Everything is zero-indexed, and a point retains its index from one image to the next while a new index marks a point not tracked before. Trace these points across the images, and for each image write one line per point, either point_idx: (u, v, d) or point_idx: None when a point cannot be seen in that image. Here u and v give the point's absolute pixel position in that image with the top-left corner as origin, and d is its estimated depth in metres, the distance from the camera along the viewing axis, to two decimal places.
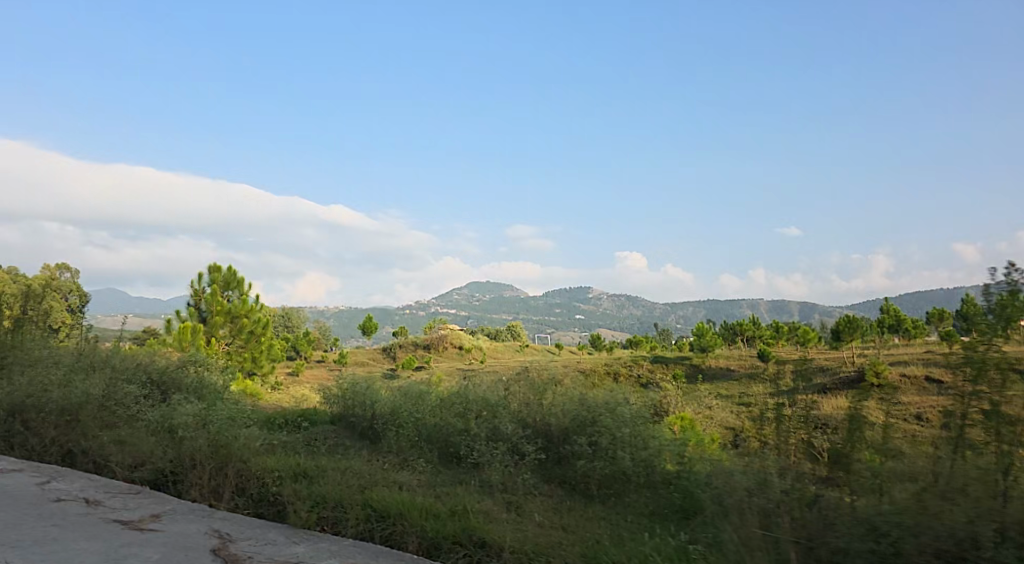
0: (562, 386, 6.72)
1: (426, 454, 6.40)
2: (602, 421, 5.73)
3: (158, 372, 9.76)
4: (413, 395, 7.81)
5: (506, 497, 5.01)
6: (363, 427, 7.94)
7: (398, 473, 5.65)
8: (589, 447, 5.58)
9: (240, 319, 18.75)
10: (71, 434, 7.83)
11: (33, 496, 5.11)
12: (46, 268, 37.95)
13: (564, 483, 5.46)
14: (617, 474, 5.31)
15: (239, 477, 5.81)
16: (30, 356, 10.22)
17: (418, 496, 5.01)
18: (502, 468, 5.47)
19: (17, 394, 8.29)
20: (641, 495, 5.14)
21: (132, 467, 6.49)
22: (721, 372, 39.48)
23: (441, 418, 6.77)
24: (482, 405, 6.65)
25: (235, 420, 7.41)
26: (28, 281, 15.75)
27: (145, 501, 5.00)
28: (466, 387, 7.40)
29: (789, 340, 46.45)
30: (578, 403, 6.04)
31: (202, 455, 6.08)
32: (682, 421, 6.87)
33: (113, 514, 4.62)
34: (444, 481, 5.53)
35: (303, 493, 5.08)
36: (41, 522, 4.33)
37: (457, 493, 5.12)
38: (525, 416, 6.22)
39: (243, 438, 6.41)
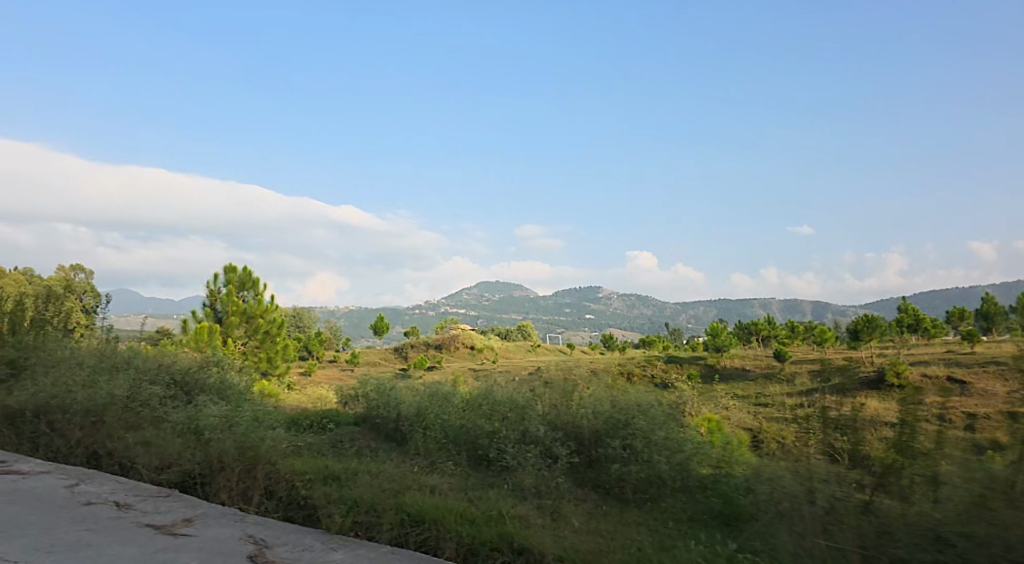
0: (589, 387, 6.59)
1: (454, 457, 6.30)
2: (637, 424, 5.59)
3: (179, 373, 9.75)
4: (438, 395, 7.74)
5: (541, 502, 4.91)
6: (388, 428, 7.88)
7: (427, 476, 5.55)
8: (624, 450, 5.45)
9: (255, 320, 18.81)
10: (97, 434, 7.83)
11: (63, 498, 5.07)
12: (60, 269, 38.26)
13: (598, 487, 5.35)
14: (652, 478, 5.18)
15: (269, 480, 5.76)
16: (51, 356, 10.25)
17: (451, 500, 4.92)
18: (536, 471, 5.36)
19: (43, 395, 8.34)
20: (677, 500, 5.02)
21: (158, 469, 6.47)
22: (736, 372, 39.15)
23: (469, 420, 6.68)
24: (510, 407, 6.52)
25: (260, 421, 7.38)
26: (47, 282, 15.84)
27: (176, 505, 4.94)
28: (491, 388, 7.30)
29: (805, 340, 45.96)
30: (610, 406, 5.90)
31: (230, 457, 6.03)
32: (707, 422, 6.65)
33: (145, 518, 4.56)
34: (476, 485, 5.43)
35: (335, 497, 5.02)
36: (73, 526, 4.27)
37: (491, 497, 5.02)
38: (555, 418, 6.07)
39: (270, 440, 6.36)
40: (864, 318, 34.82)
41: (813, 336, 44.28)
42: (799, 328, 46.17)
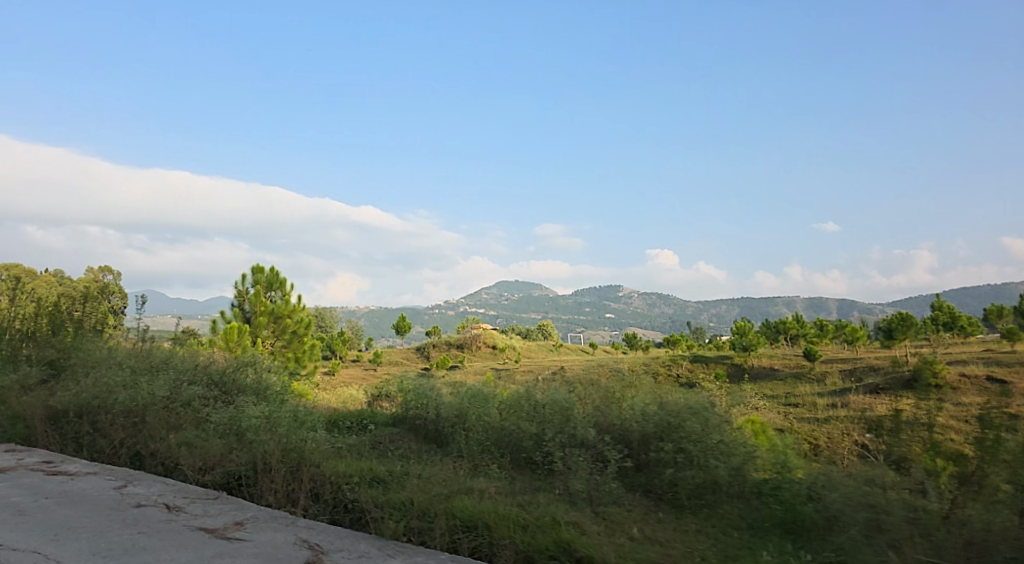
0: (633, 391, 6.45)
1: (497, 460, 6.19)
2: (689, 427, 5.42)
3: (216, 373, 9.80)
4: (479, 397, 7.66)
5: (594, 508, 4.79)
6: (428, 429, 7.82)
7: (474, 480, 5.45)
8: (677, 454, 5.29)
9: (283, 320, 18.93)
10: (139, 435, 7.88)
11: (114, 501, 5.06)
12: (91, 270, 39.23)
13: (650, 492, 5.21)
14: (708, 483, 5.03)
15: (315, 483, 5.71)
16: (89, 357, 10.37)
17: (501, 505, 4.81)
18: (587, 474, 5.23)
19: (85, 396, 8.41)
20: (734, 506, 4.87)
21: (201, 470, 6.47)
22: (764, 372, 38.55)
23: (511, 422, 6.56)
24: (555, 409, 6.38)
25: (300, 421, 7.35)
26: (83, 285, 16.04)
27: (225, 507, 4.91)
28: (532, 390, 7.18)
29: (835, 339, 44.99)
30: (660, 408, 5.74)
31: (275, 459, 6.00)
32: (754, 424, 6.44)
33: (196, 521, 4.52)
34: (523, 489, 5.32)
35: (382, 500, 4.95)
36: (127, 530, 4.25)
37: (541, 502, 4.91)
38: (601, 421, 5.92)
39: (312, 442, 6.33)
40: (898, 315, 34.01)
41: (843, 335, 43.42)
42: (828, 327, 45.30)
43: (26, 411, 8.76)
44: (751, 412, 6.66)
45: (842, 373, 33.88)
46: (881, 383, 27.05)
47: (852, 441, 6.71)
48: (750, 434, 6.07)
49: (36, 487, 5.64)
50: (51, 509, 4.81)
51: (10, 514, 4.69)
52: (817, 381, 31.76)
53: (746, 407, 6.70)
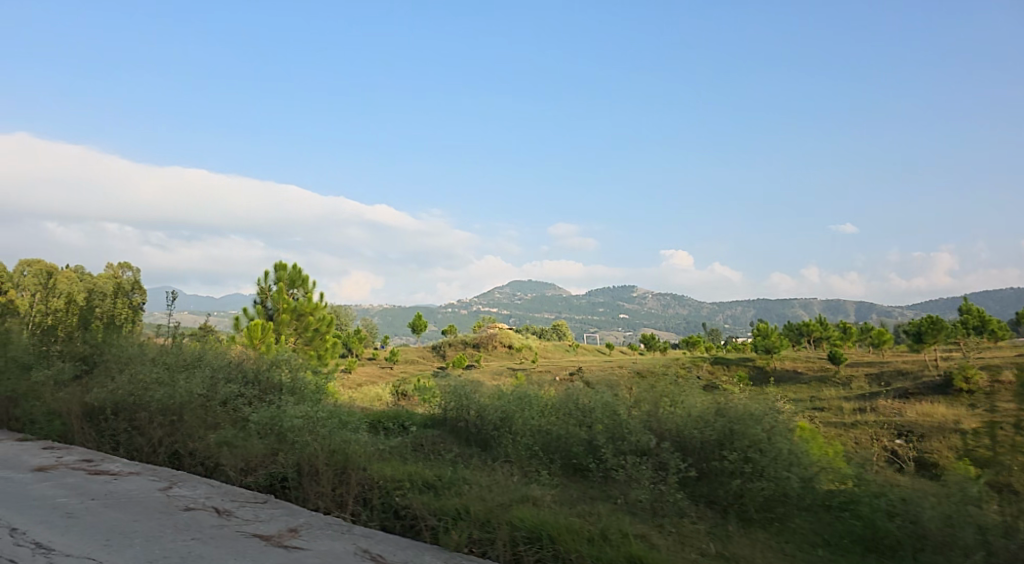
0: (679, 388, 6.13)
1: (546, 466, 5.98)
2: (754, 434, 5.14)
3: (248, 372, 9.68)
4: (520, 398, 7.43)
5: (660, 521, 4.58)
6: (469, 432, 7.64)
7: (529, 487, 5.25)
8: (743, 463, 5.02)
9: (306, 317, 18.86)
10: (178, 434, 7.79)
11: (161, 503, 4.93)
12: (110, 267, 39.46)
13: (714, 504, 4.99)
14: (778, 495, 4.80)
15: (362, 487, 5.55)
16: (121, 353, 10.32)
17: (562, 515, 4.61)
18: (649, 483, 4.99)
19: (121, 392, 8.33)
20: (805, 521, 4.65)
21: (243, 471, 6.33)
22: (788, 376, 37.86)
23: (559, 426, 6.33)
24: (604, 412, 6.13)
25: (340, 423, 7.19)
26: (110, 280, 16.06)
27: (277, 512, 4.77)
28: (576, 391, 6.95)
29: (860, 340, 44.25)
30: (719, 413, 5.48)
31: (318, 461, 5.82)
32: (802, 430, 5.85)
33: (249, 527, 4.37)
34: (580, 498, 5.12)
35: (436, 506, 4.77)
36: (181, 536, 4.12)
37: (601, 513, 4.71)
38: (657, 425, 5.68)
39: (355, 442, 6.18)
40: (927, 319, 33.19)
41: (868, 338, 42.56)
42: (852, 331, 44.44)
43: (62, 407, 8.70)
44: (797, 417, 6.03)
45: (870, 376, 33.26)
46: (911, 387, 26.34)
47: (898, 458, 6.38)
48: (811, 440, 5.79)
49: (81, 487, 5.54)
50: (99, 511, 4.68)
51: (57, 516, 4.56)
52: (843, 385, 31.22)
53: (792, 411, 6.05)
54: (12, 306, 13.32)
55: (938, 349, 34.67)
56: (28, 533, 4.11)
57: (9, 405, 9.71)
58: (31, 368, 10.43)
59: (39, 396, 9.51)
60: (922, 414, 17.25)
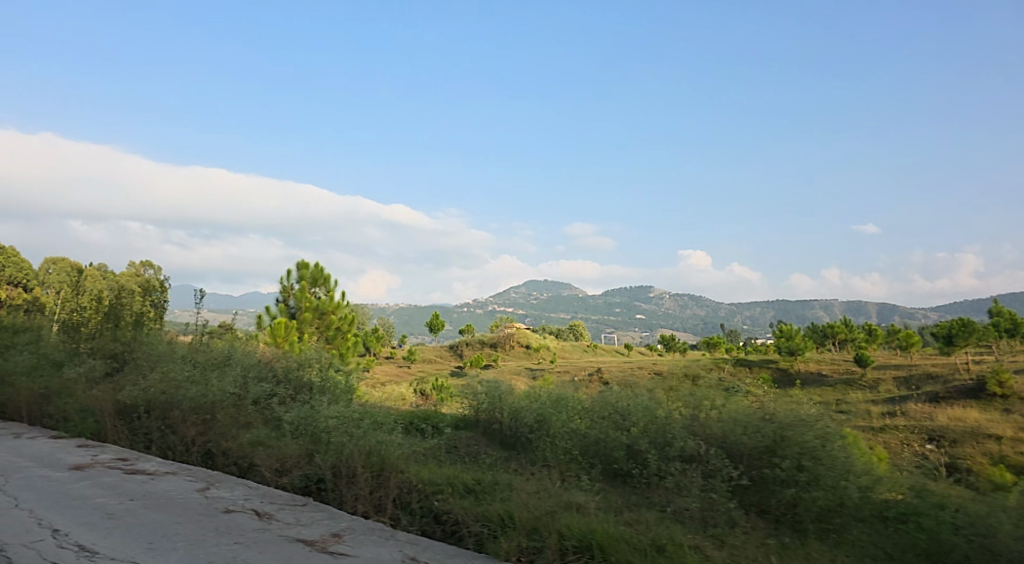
0: (721, 392, 5.93)
1: (586, 470, 5.82)
2: (807, 440, 4.94)
3: (278, 371, 9.63)
4: (553, 399, 7.29)
5: (710, 531, 4.43)
6: (503, 435, 7.51)
7: (572, 492, 5.10)
8: (796, 472, 4.84)
9: (328, 316, 18.88)
10: (210, 433, 7.75)
11: (201, 505, 4.87)
12: (131, 266, 39.85)
13: (765, 514, 4.82)
14: (834, 505, 4.62)
15: (401, 490, 5.46)
16: (151, 352, 10.32)
17: (610, 523, 4.46)
18: (699, 491, 4.82)
19: (153, 390, 8.33)
20: (863, 532, 4.48)
21: (278, 472, 6.26)
22: (813, 378, 37.27)
23: (597, 429, 6.17)
24: (645, 415, 5.96)
25: (374, 424, 7.11)
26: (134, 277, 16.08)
27: (317, 515, 4.69)
28: (613, 393, 6.77)
29: (887, 342, 43.48)
30: (768, 418, 5.28)
31: (354, 463, 5.72)
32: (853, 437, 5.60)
33: (291, 531, 4.29)
34: (625, 505, 4.97)
35: (479, 512, 4.66)
36: (224, 540, 4.05)
37: (650, 521, 4.56)
38: (702, 429, 5.50)
39: (391, 444, 6.08)
40: (958, 320, 32.41)
41: (894, 340, 41.79)
42: (878, 332, 43.67)
43: (95, 405, 8.71)
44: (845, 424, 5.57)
45: (898, 379, 32.62)
46: (942, 390, 25.75)
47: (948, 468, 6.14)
48: (862, 447, 5.58)
49: (119, 487, 5.50)
50: (140, 513, 4.62)
51: (98, 517, 4.50)
52: (870, 388, 30.64)
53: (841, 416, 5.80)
54: (43, 303, 13.41)
55: (969, 352, 33.91)
56: (71, 535, 4.06)
57: (42, 402, 9.75)
58: (63, 365, 10.45)
59: (71, 394, 9.52)
60: (953, 419, 16.85)
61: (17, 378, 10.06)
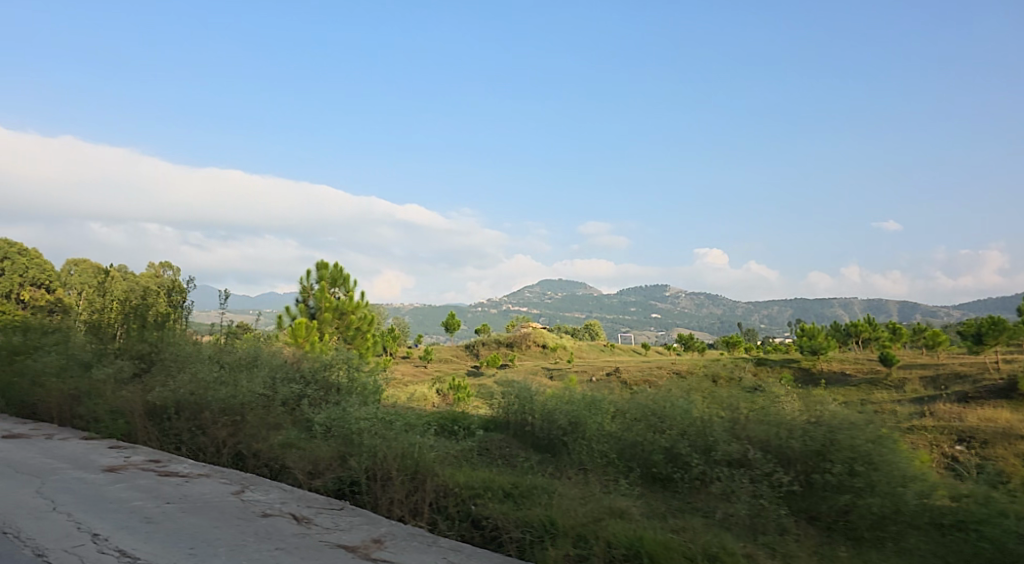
0: (766, 395, 5.74)
1: (625, 474, 5.68)
2: (859, 445, 4.78)
3: (304, 371, 9.60)
4: (584, 401, 7.15)
5: (761, 538, 4.28)
6: (535, 437, 7.40)
7: (613, 496, 4.97)
8: (848, 478, 4.68)
9: (347, 316, 18.88)
10: (241, 434, 7.71)
11: (238, 509, 4.81)
12: (151, 267, 40.31)
13: (816, 521, 4.69)
14: (889, 512, 4.46)
15: (437, 494, 5.37)
16: (178, 352, 10.34)
17: (657, 529, 4.32)
18: (747, 497, 4.67)
19: (182, 391, 8.32)
20: (921, 540, 4.31)
21: (310, 474, 6.17)
22: (836, 376, 36.71)
23: (635, 430, 6.02)
24: (685, 418, 5.79)
25: (405, 425, 7.03)
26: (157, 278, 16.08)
27: (356, 520, 4.61)
28: (648, 394, 6.61)
29: (912, 341, 42.73)
30: (816, 421, 5.11)
31: (389, 467, 5.62)
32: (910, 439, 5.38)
33: (331, 536, 4.22)
34: (669, 511, 4.83)
35: (521, 518, 4.55)
36: (265, 545, 3.99)
37: (699, 527, 4.43)
38: (745, 431, 5.34)
39: (424, 446, 5.98)
40: (987, 319, 31.73)
41: (920, 339, 41.06)
42: (903, 331, 42.89)
43: (125, 406, 8.72)
44: (900, 428, 5.37)
45: (925, 379, 32.02)
46: (971, 390, 25.21)
47: (999, 473, 5.93)
48: (913, 452, 5.38)
49: (155, 490, 5.46)
50: (178, 516, 4.58)
51: (136, 520, 4.46)
52: (896, 388, 30.09)
53: (892, 418, 5.59)
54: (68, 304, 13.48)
55: (998, 351, 33.19)
56: (112, 539, 4.02)
57: (71, 402, 9.79)
58: (91, 366, 10.49)
59: (101, 394, 9.55)
60: (984, 419, 16.44)
61: (46, 379, 10.11)
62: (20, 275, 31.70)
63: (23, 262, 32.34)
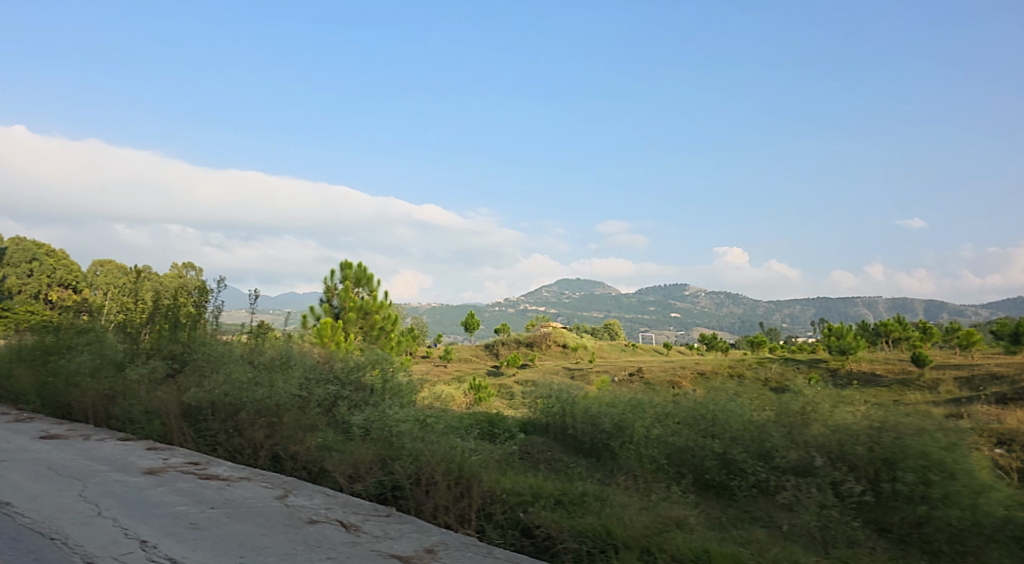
0: (824, 398, 5.48)
1: (677, 481, 5.46)
2: (932, 452, 4.51)
3: (337, 371, 9.50)
4: (629, 403, 6.93)
5: (832, 551, 4.06)
6: (577, 441, 7.22)
7: (669, 504, 4.78)
8: (921, 487, 4.43)
9: (372, 316, 18.82)
10: (277, 436, 7.61)
11: (283, 515, 4.69)
12: (175, 268, 40.93)
13: (887, 533, 4.45)
14: (969, 525, 4.20)
15: (484, 500, 5.21)
16: (210, 352, 10.30)
17: (721, 541, 4.12)
18: (814, 507, 4.48)
19: (217, 393, 8.26)
20: (1005, 555, 4.05)
21: (351, 478, 6.04)
22: (868, 375, 35.98)
23: (685, 434, 5.78)
24: (739, 422, 5.55)
25: (444, 427, 6.88)
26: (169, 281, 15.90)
27: (405, 528, 4.47)
28: (697, 396, 6.37)
29: (945, 340, 41.70)
30: (883, 426, 4.85)
31: (432, 471, 5.45)
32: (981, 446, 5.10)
33: (382, 545, 4.08)
34: (728, 521, 4.62)
35: (576, 528, 4.36)
36: (316, 555, 3.86)
37: (765, 538, 4.23)
38: (805, 438, 5.09)
39: (466, 450, 5.81)
40: None
41: (954, 339, 40.06)
42: (935, 331, 41.91)
43: (159, 406, 8.68)
44: (971, 432, 5.09)
45: (960, 379, 31.21)
46: (1011, 391, 24.43)
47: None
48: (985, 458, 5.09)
49: (197, 494, 5.37)
50: (224, 522, 4.46)
51: (182, 526, 4.36)
52: (930, 390, 29.30)
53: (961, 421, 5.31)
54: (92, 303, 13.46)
55: None
56: (159, 547, 3.92)
57: (106, 403, 9.79)
58: (125, 366, 10.50)
59: (136, 394, 9.55)
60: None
61: (81, 379, 10.12)
62: (48, 275, 32.24)
63: (51, 263, 33.07)
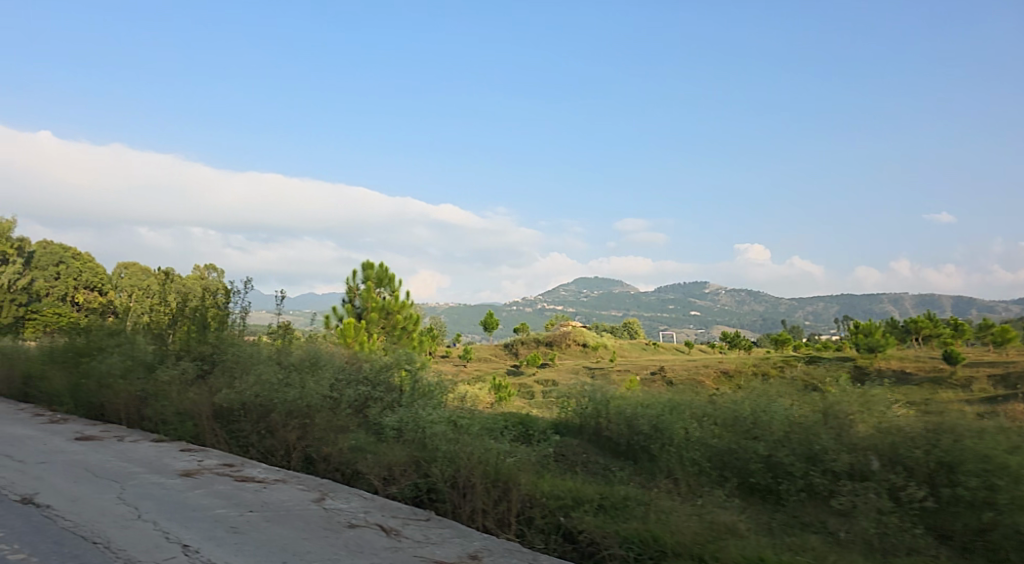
0: (873, 398, 5.28)
1: (720, 484, 5.29)
2: (995, 456, 4.33)
3: (365, 372, 9.46)
4: (665, 404, 6.79)
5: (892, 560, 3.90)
6: (612, 442, 7.08)
7: (716, 508, 4.63)
8: (985, 492, 4.23)
9: (394, 316, 18.82)
10: (309, 437, 7.57)
11: (321, 518, 4.63)
12: (198, 271, 41.52)
13: (948, 540, 4.28)
14: None
15: (523, 504, 5.10)
16: (239, 353, 10.33)
17: (774, 549, 3.97)
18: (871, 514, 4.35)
19: (249, 393, 8.28)
20: None
21: (385, 480, 5.96)
22: (897, 373, 35.30)
23: (727, 435, 5.61)
24: (784, 423, 5.37)
25: (476, 428, 6.80)
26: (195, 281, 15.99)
27: (446, 533, 4.39)
28: (737, 395, 6.20)
29: (977, 337, 40.77)
30: (940, 429, 4.66)
31: (470, 473, 5.35)
32: None
33: (424, 551, 4.00)
34: (780, 527, 4.47)
35: (622, 533, 4.24)
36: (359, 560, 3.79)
37: (820, 545, 4.08)
38: (857, 441, 4.90)
39: (502, 453, 5.71)
40: None
41: (987, 336, 39.17)
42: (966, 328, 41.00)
43: (190, 407, 8.72)
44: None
45: (993, 378, 30.50)
46: None
47: None
48: None
49: (234, 496, 5.34)
50: (263, 526, 4.41)
51: (222, 530, 4.32)
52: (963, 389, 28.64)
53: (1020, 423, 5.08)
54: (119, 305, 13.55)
55: None
56: (202, 552, 3.87)
57: (138, 404, 9.85)
58: (156, 367, 10.57)
59: (167, 396, 9.60)
60: None
61: (112, 380, 10.20)
62: (74, 278, 32.87)
63: (77, 266, 33.75)
